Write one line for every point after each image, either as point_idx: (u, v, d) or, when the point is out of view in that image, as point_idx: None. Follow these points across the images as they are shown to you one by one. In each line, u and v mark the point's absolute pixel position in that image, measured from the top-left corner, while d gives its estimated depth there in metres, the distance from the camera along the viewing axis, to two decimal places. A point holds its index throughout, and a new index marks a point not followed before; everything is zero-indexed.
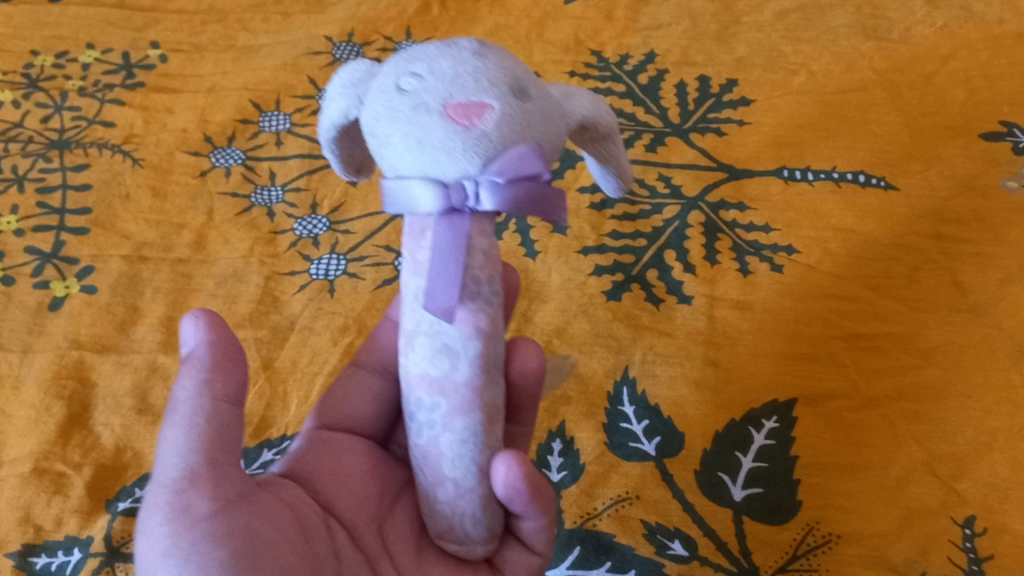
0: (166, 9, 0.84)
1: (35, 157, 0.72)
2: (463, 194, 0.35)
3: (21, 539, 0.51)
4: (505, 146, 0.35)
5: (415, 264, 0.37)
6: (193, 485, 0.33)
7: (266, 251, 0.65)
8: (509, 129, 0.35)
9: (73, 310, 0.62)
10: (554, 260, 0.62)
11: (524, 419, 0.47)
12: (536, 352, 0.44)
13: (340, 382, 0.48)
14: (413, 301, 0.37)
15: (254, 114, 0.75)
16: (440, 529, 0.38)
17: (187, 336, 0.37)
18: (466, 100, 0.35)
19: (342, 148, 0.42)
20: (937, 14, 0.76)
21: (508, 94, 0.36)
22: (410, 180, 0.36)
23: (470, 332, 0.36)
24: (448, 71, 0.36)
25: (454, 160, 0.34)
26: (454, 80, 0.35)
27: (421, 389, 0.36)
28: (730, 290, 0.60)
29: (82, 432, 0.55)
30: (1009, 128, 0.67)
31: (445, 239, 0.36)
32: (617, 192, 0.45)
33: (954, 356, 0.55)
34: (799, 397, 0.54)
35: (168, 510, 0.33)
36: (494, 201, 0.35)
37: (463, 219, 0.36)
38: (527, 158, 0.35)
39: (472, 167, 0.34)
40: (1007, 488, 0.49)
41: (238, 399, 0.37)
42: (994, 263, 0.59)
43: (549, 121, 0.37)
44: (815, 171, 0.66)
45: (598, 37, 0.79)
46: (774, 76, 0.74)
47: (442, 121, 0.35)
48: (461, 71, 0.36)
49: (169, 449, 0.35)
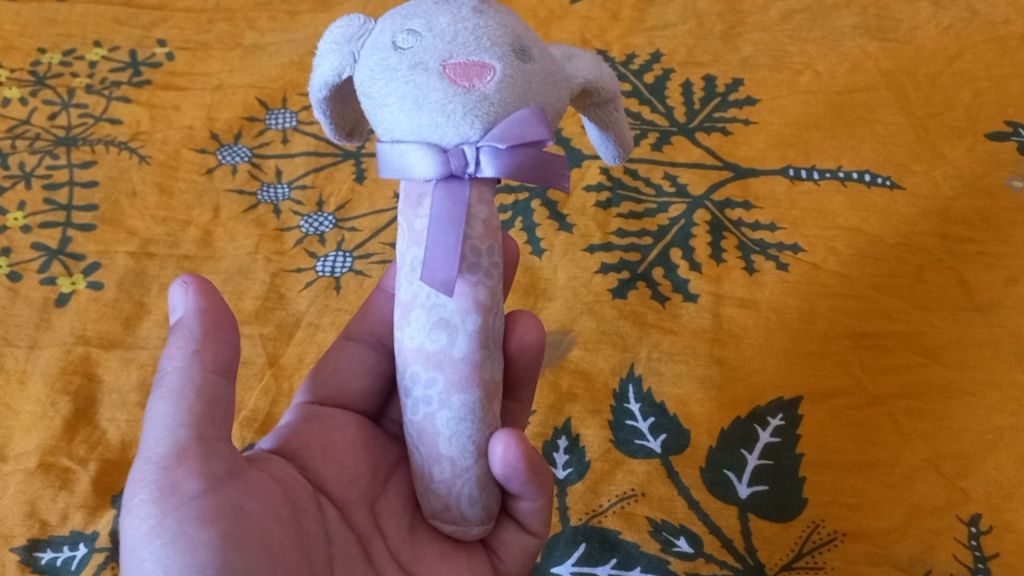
0: (173, 7, 0.84)
1: (42, 154, 0.72)
2: (463, 160, 0.35)
3: (26, 534, 0.51)
4: (507, 109, 0.35)
5: (413, 234, 0.37)
6: (180, 462, 0.33)
7: (272, 248, 0.65)
8: (510, 94, 0.35)
9: (79, 306, 0.62)
10: (559, 258, 0.62)
11: (523, 396, 0.47)
12: (538, 327, 0.45)
13: (331, 355, 0.48)
14: (411, 273, 0.37)
15: (261, 111, 0.75)
16: (434, 509, 0.38)
17: (177, 303, 0.37)
18: (466, 60, 0.35)
19: (335, 107, 0.42)
20: (942, 15, 0.77)
21: (508, 55, 0.36)
22: (407, 144, 0.36)
23: (468, 306, 0.36)
24: (446, 28, 0.36)
25: (454, 124, 0.35)
26: (453, 39, 0.35)
27: (417, 363, 0.36)
28: (736, 288, 0.60)
29: (88, 428, 0.56)
30: (1014, 128, 0.67)
31: (443, 208, 0.36)
32: (616, 162, 0.46)
33: (959, 354, 0.55)
34: (805, 395, 0.54)
35: (155, 488, 0.33)
36: (494, 166, 0.35)
37: (463, 186, 0.36)
38: (529, 124, 0.35)
39: (473, 131, 0.35)
40: (1013, 486, 0.49)
41: (228, 371, 0.37)
42: (999, 263, 0.59)
43: (551, 84, 0.37)
44: (821, 171, 0.66)
45: (604, 36, 0.79)
46: (779, 76, 0.74)
47: (442, 82, 0.35)
48: (461, 29, 0.36)
49: (157, 423, 0.35)
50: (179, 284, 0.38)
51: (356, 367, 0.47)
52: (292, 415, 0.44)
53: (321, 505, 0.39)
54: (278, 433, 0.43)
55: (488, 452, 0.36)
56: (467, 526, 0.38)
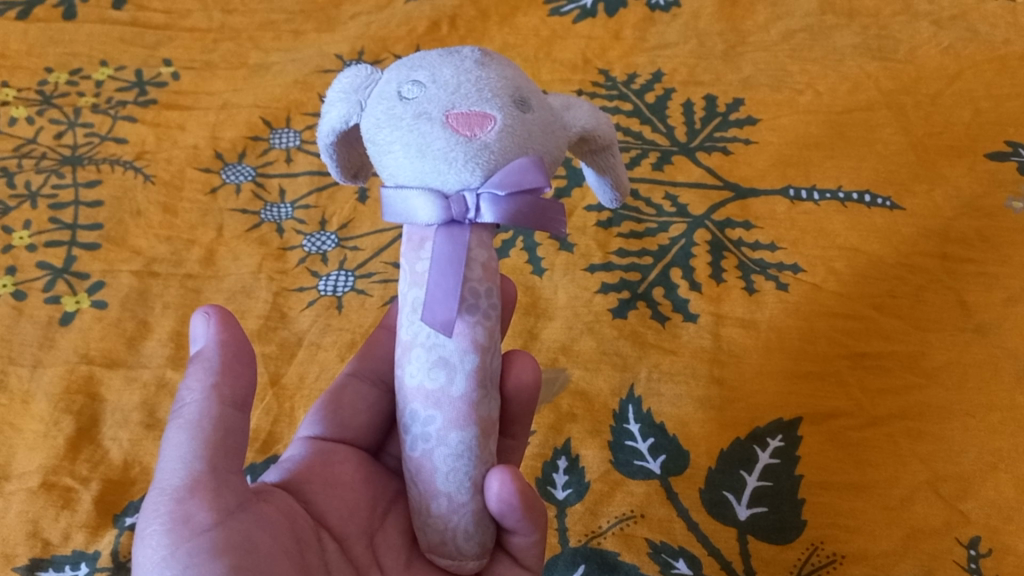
0: (179, 27, 0.85)
1: (48, 173, 0.72)
2: (463, 206, 0.36)
3: (29, 553, 0.51)
4: (506, 158, 0.35)
5: (414, 276, 0.38)
6: (194, 494, 0.34)
7: (275, 266, 0.66)
8: (511, 142, 0.35)
9: (83, 324, 0.62)
10: (560, 278, 0.63)
11: (517, 432, 0.47)
12: (532, 368, 0.46)
13: (328, 391, 0.48)
14: (412, 314, 0.37)
15: (264, 131, 0.76)
16: (431, 544, 0.38)
17: (198, 335, 0.38)
18: (468, 109, 0.36)
19: (343, 152, 0.43)
20: (943, 34, 0.77)
21: (510, 105, 0.36)
22: (410, 190, 0.36)
23: (467, 345, 0.36)
24: (450, 80, 0.37)
25: (455, 170, 0.35)
26: (456, 89, 0.36)
27: (417, 402, 0.36)
28: (736, 308, 0.60)
29: (90, 447, 0.56)
30: (1013, 148, 0.68)
31: (444, 251, 0.37)
32: (614, 204, 0.46)
33: (958, 375, 0.55)
34: (804, 416, 0.54)
35: (168, 518, 0.33)
36: (494, 212, 0.35)
37: (463, 230, 0.37)
38: (528, 170, 0.35)
39: (474, 178, 0.35)
40: (1012, 508, 0.49)
41: (243, 404, 0.37)
42: (999, 283, 0.59)
43: (549, 133, 0.38)
44: (821, 191, 0.66)
45: (606, 56, 0.79)
46: (780, 96, 0.74)
47: (444, 131, 0.35)
48: (464, 80, 0.36)
49: (174, 453, 0.35)
50: (201, 317, 0.38)
51: (359, 405, 0.47)
52: (294, 451, 0.44)
53: (321, 538, 0.39)
54: (282, 468, 0.43)
55: (484, 488, 0.37)
56: (464, 561, 0.38)
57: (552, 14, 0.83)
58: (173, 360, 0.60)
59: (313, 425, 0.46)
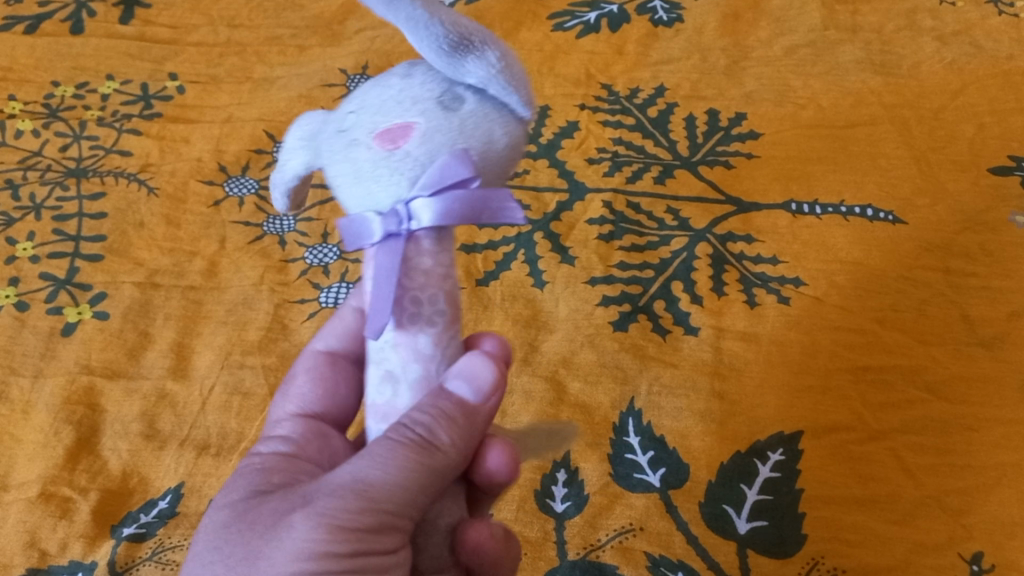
0: (185, 41, 0.86)
1: (52, 185, 0.73)
2: (399, 219, 0.33)
3: (25, 563, 0.51)
4: (430, 158, 0.32)
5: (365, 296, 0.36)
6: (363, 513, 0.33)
7: (277, 278, 0.66)
8: (436, 141, 0.32)
9: (84, 335, 0.62)
10: (561, 291, 0.62)
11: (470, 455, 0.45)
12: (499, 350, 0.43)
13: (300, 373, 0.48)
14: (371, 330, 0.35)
15: (268, 143, 0.76)
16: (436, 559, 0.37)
17: (462, 368, 0.35)
18: (389, 124, 0.33)
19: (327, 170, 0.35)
20: (946, 49, 0.77)
21: (431, 108, 0.33)
22: (358, 216, 0.34)
23: (408, 357, 0.34)
24: (381, 94, 0.34)
25: (382, 186, 0.33)
26: (377, 108, 0.34)
27: (373, 418, 0.36)
28: (737, 321, 0.59)
29: (90, 457, 0.56)
30: (1017, 162, 0.67)
31: (384, 264, 0.33)
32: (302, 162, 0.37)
33: (962, 389, 0.55)
34: (805, 430, 0.54)
35: (323, 511, 0.33)
36: (434, 215, 0.32)
37: (396, 242, 0.33)
38: (448, 166, 0.32)
39: (403, 189, 0.33)
40: (1016, 523, 0.49)
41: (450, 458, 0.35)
42: (1004, 297, 0.59)
43: (479, 124, 0.33)
44: (824, 205, 0.66)
45: (609, 71, 0.80)
46: (783, 111, 0.74)
47: (369, 151, 0.33)
48: (384, 97, 0.34)
49: (370, 467, 0.34)
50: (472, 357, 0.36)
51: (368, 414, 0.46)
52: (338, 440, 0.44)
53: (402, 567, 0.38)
54: (287, 443, 0.44)
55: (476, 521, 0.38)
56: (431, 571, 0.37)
57: (556, 30, 0.84)
58: (173, 371, 0.60)
59: (312, 399, 0.47)
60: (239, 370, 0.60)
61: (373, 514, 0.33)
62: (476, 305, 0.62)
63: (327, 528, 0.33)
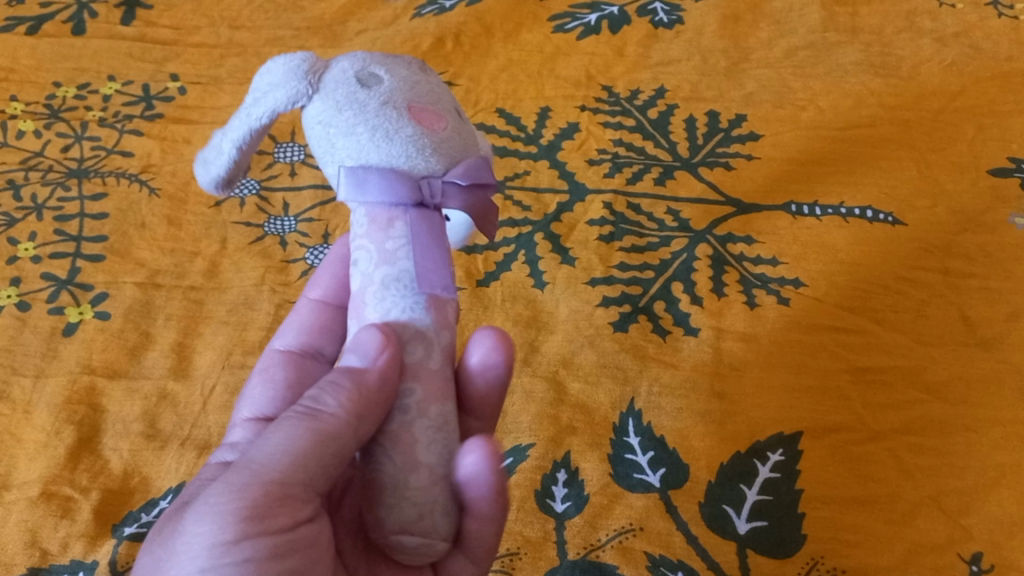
0: (187, 43, 0.86)
1: (54, 186, 0.73)
2: (430, 191, 0.38)
3: (26, 563, 0.51)
4: (460, 156, 0.39)
5: (384, 254, 0.37)
6: (237, 494, 0.33)
7: (278, 279, 0.66)
8: (463, 144, 0.40)
9: (86, 335, 0.62)
10: (562, 291, 0.63)
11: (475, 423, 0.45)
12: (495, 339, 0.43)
13: (259, 375, 0.50)
14: (380, 290, 0.37)
15: (269, 145, 0.76)
16: (405, 522, 0.35)
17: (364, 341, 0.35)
18: (424, 108, 0.39)
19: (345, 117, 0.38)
20: (945, 51, 0.77)
21: (453, 116, 0.41)
22: (372, 170, 0.37)
23: (439, 322, 0.37)
24: (406, 78, 0.40)
25: (422, 158, 0.37)
26: (412, 89, 0.39)
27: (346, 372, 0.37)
28: (737, 322, 0.60)
29: (91, 457, 0.56)
30: (1017, 164, 0.68)
31: (418, 229, 0.38)
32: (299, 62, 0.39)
33: (961, 390, 0.55)
34: (805, 430, 0.54)
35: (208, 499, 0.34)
36: (458, 200, 0.38)
37: (427, 213, 0.38)
38: (479, 169, 0.39)
39: (437, 167, 0.38)
40: (1015, 523, 0.49)
41: (359, 432, 0.35)
42: (1002, 298, 0.59)
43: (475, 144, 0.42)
44: (823, 207, 0.66)
45: (609, 72, 0.80)
46: (782, 112, 0.74)
47: (410, 121, 0.38)
48: (416, 83, 0.40)
49: (268, 445, 0.35)
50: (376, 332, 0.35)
51: None
52: None
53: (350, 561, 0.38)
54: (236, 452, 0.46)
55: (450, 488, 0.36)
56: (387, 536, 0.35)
57: (557, 31, 0.84)
58: (174, 371, 0.60)
59: (267, 403, 0.48)
60: (240, 370, 0.60)
61: (257, 491, 0.33)
62: (476, 304, 0.62)
63: (212, 516, 0.33)
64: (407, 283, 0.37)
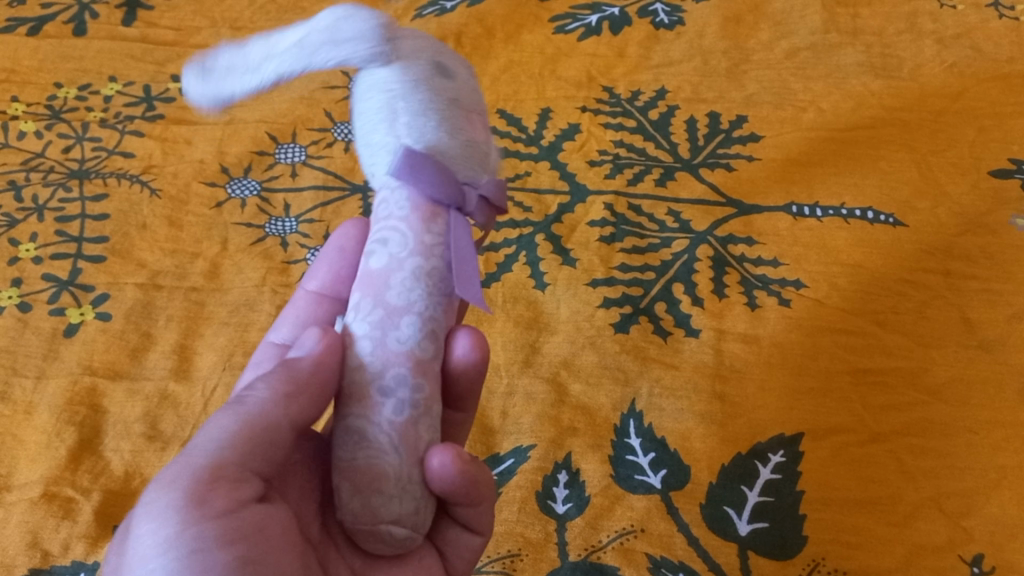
0: (188, 44, 0.86)
1: (55, 187, 0.73)
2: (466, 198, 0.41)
3: (27, 564, 0.51)
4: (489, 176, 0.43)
5: (422, 244, 0.39)
6: (180, 482, 0.33)
7: (279, 280, 0.66)
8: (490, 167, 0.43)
9: (87, 336, 0.62)
10: (563, 292, 0.63)
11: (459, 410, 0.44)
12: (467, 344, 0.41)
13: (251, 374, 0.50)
14: (410, 279, 0.38)
15: (270, 145, 0.76)
16: (398, 514, 0.35)
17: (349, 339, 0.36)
18: (474, 123, 0.42)
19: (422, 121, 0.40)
20: (947, 52, 0.77)
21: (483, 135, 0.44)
22: (427, 162, 0.40)
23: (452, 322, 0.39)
24: (462, 89, 0.43)
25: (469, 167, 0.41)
26: (464, 100, 0.43)
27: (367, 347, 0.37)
28: (738, 323, 0.60)
29: (92, 458, 0.56)
30: (1018, 165, 0.68)
31: (453, 229, 0.40)
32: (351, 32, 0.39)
33: (962, 392, 0.55)
34: (806, 432, 0.54)
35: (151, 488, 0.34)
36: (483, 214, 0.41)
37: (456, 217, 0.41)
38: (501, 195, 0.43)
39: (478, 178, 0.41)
40: (1015, 525, 0.49)
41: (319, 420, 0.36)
42: (1003, 299, 0.59)
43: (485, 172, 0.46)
44: (824, 208, 0.66)
45: (610, 73, 0.80)
46: (783, 113, 0.74)
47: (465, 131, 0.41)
48: (467, 97, 0.43)
49: (211, 434, 0.36)
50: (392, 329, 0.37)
51: None
52: None
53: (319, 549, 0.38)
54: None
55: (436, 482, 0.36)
56: (376, 525, 0.35)
57: (558, 32, 0.84)
58: (175, 372, 0.60)
59: None
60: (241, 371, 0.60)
61: (199, 482, 0.33)
62: (477, 305, 0.62)
63: (156, 511, 0.33)
64: (438, 280, 0.39)
